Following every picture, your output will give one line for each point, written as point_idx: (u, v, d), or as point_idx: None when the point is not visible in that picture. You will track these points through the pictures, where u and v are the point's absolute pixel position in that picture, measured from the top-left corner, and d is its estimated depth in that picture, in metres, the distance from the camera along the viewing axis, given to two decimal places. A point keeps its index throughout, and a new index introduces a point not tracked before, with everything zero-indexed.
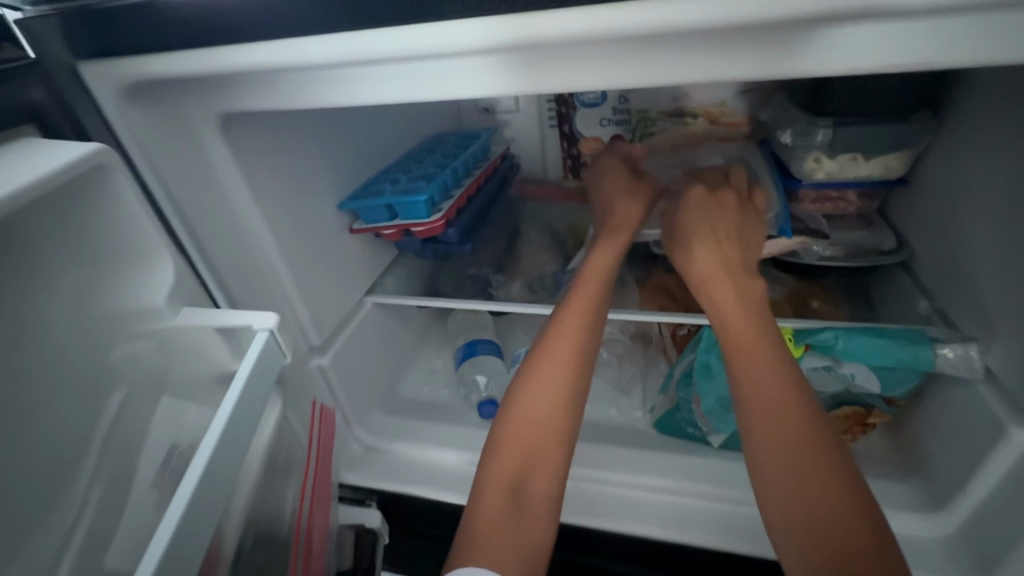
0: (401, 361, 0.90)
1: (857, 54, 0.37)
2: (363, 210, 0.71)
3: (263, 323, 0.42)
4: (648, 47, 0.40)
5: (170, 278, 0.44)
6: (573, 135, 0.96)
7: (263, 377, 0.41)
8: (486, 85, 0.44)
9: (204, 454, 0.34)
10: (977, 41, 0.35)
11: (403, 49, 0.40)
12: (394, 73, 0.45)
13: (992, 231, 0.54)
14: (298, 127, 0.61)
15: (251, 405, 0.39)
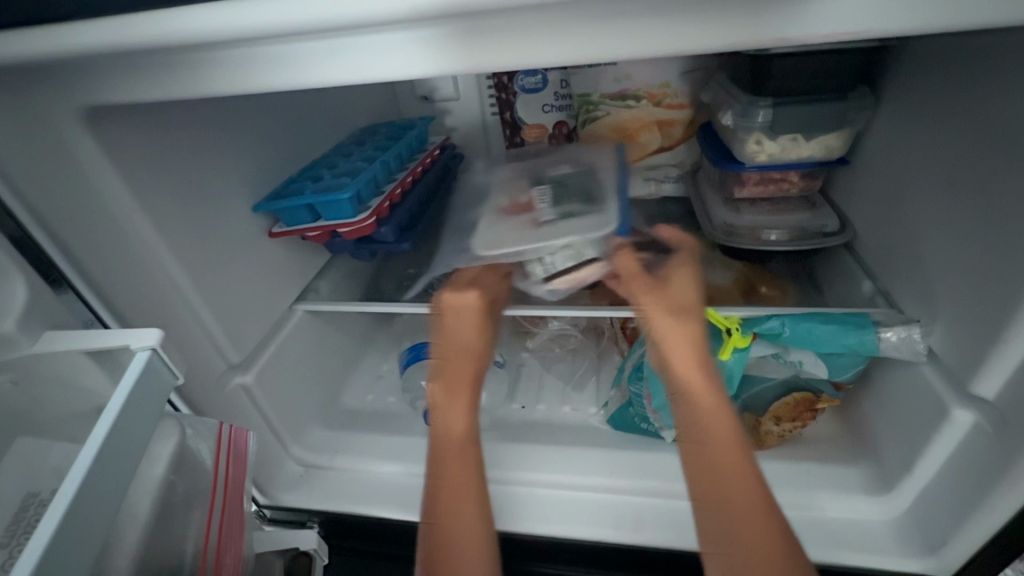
0: (342, 369, 0.84)
1: (792, 19, 0.35)
2: (281, 211, 0.64)
3: (146, 341, 0.37)
4: (586, 13, 0.36)
5: (19, 300, 0.39)
6: (514, 122, 0.92)
7: (147, 405, 0.35)
8: (412, 65, 0.39)
9: (65, 496, 0.29)
10: (900, 8, 0.33)
11: (302, 23, 0.34)
12: (306, 52, 0.39)
13: (936, 208, 0.52)
14: (190, 120, 0.54)
15: (132, 443, 0.33)
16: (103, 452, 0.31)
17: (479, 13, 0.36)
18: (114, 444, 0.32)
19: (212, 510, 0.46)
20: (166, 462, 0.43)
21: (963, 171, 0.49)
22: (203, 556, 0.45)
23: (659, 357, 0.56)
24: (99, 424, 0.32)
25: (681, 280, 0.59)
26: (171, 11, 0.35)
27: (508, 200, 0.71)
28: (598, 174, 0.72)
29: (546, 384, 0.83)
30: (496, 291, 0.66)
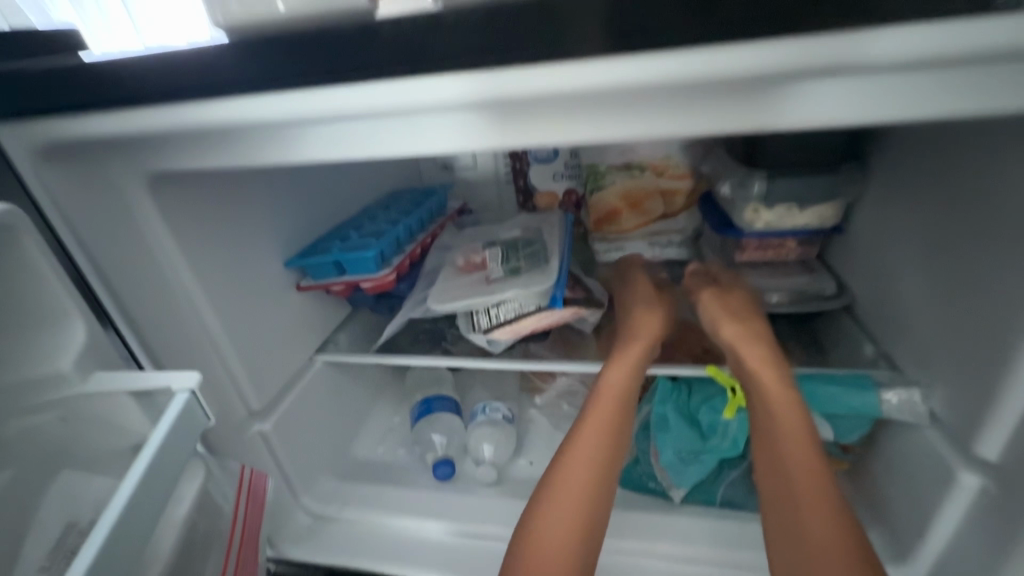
0: (354, 421, 0.86)
1: (812, 105, 0.37)
2: (310, 266, 0.69)
3: (185, 383, 0.40)
4: (607, 104, 0.40)
5: (78, 343, 0.43)
6: (528, 189, 0.99)
7: (180, 442, 0.38)
8: (458, 139, 0.43)
9: (107, 525, 0.32)
10: (903, 99, 0.35)
11: (348, 111, 0.40)
12: (354, 128, 0.44)
13: (927, 274, 0.55)
14: (235, 185, 0.60)
15: (164, 477, 0.36)
16: (141, 483, 0.34)
17: (516, 105, 0.40)
18: (150, 478, 0.35)
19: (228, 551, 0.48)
20: (188, 503, 0.45)
21: (947, 241, 0.52)
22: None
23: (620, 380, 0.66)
24: (138, 457, 0.35)
25: (741, 309, 0.64)
26: (231, 100, 0.41)
27: (461, 257, 0.76)
28: (542, 237, 0.78)
29: (555, 440, 0.84)
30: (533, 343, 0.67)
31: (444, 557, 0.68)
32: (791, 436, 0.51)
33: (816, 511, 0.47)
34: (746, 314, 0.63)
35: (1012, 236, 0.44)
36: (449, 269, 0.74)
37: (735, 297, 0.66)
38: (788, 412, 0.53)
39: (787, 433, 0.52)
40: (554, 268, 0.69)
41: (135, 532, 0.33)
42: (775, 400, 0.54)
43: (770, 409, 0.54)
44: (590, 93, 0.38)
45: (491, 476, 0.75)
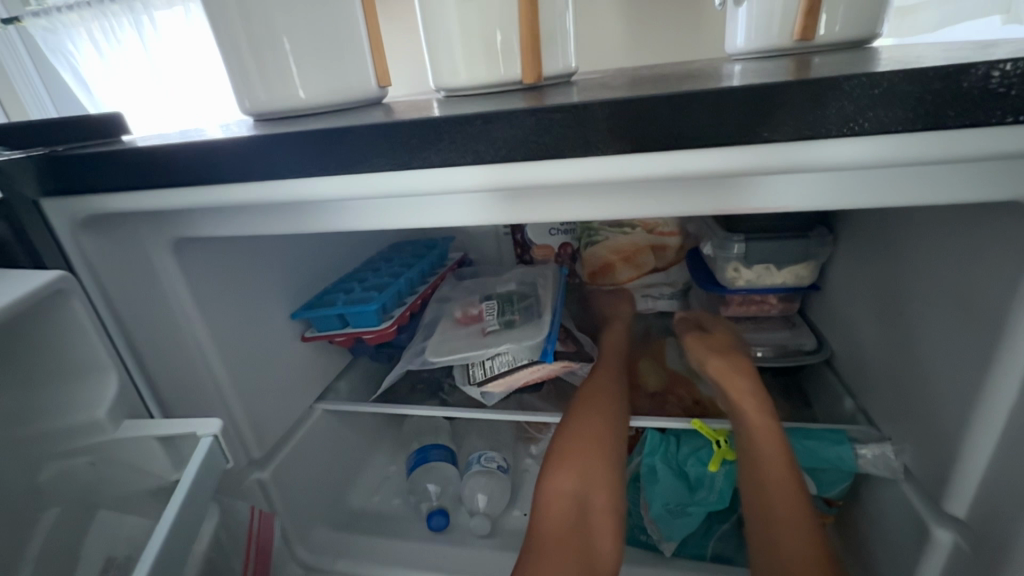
0: (351, 469, 0.88)
1: (787, 194, 0.40)
2: (316, 318, 0.73)
3: (209, 428, 0.44)
4: (609, 191, 0.42)
5: (112, 388, 0.48)
6: (525, 243, 1.04)
7: (203, 486, 0.41)
8: (481, 217, 0.46)
9: (149, 558, 0.34)
10: (869, 190, 0.38)
11: (359, 192, 0.44)
12: (365, 206, 0.48)
13: (891, 334, 0.59)
14: (249, 244, 0.65)
15: (191, 518, 0.38)
16: (174, 524, 0.36)
17: (526, 189, 0.42)
18: (179, 519, 0.37)
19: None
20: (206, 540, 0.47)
21: (903, 305, 0.56)
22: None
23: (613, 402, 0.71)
24: (172, 499, 0.37)
25: (723, 343, 0.71)
26: (251, 182, 0.45)
27: (459, 310, 0.79)
28: (536, 291, 0.82)
29: None
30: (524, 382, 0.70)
31: None
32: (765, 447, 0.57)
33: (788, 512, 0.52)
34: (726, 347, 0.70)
35: (951, 305, 0.48)
36: (448, 321, 0.78)
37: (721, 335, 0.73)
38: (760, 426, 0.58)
39: (765, 450, 0.56)
40: (546, 322, 0.72)
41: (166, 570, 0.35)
42: (753, 419, 0.59)
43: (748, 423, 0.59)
44: (605, 181, 0.40)
45: (485, 527, 0.76)
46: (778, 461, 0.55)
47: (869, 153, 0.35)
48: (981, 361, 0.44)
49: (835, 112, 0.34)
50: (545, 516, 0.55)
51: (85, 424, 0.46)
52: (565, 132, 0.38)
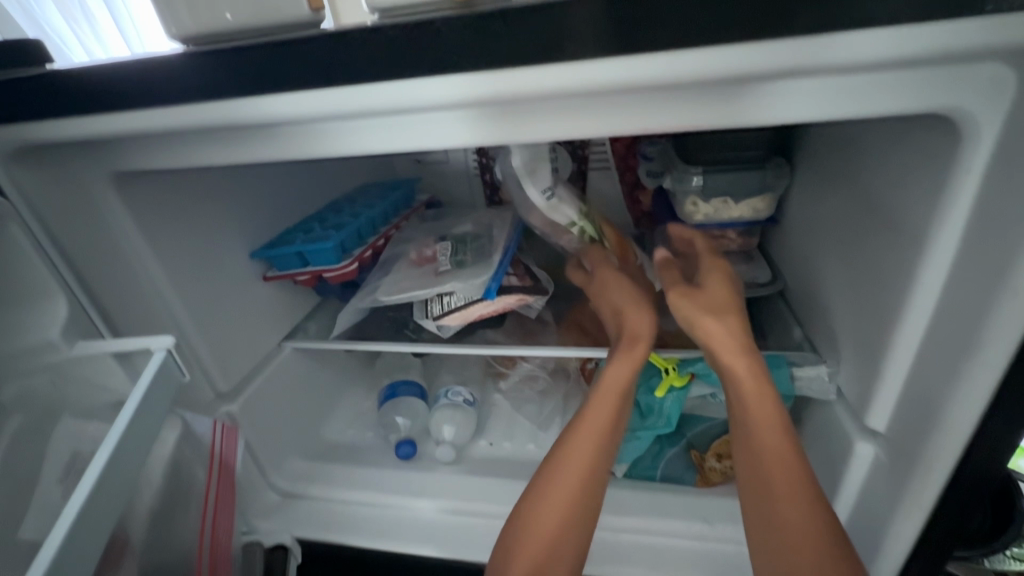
0: (325, 405, 0.91)
1: (793, 105, 0.39)
2: (275, 258, 0.74)
3: (162, 343, 0.43)
4: (582, 106, 0.42)
5: (62, 314, 0.48)
6: (494, 183, 1.03)
7: (162, 394, 0.41)
8: (460, 135, 0.45)
9: (103, 456, 0.34)
10: (852, 99, 0.38)
11: (290, 114, 0.44)
12: (298, 133, 0.48)
13: (834, 263, 0.60)
14: (199, 179, 0.64)
15: (151, 422, 0.39)
16: (131, 424, 0.37)
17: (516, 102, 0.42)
18: (138, 420, 0.38)
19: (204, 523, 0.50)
20: (172, 446, 0.49)
21: (846, 231, 0.57)
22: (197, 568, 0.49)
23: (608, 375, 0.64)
24: (125, 404, 0.37)
25: (721, 304, 0.58)
26: (180, 105, 0.45)
27: (414, 251, 0.80)
28: (492, 231, 0.82)
29: (515, 423, 0.90)
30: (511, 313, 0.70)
31: (407, 530, 0.73)
32: (767, 451, 0.50)
33: (788, 525, 0.47)
34: (722, 311, 0.57)
35: (882, 227, 0.50)
36: (405, 262, 0.78)
37: (718, 289, 0.60)
38: (765, 425, 0.51)
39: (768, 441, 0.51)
40: (494, 262, 0.73)
41: (127, 468, 0.36)
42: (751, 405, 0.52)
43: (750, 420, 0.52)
44: (576, 92, 0.40)
45: (450, 455, 0.80)
46: (777, 451, 0.50)
47: (787, 58, 0.35)
48: (901, 280, 0.46)
49: (856, 5, 0.32)
50: (521, 543, 0.52)
51: (37, 345, 0.46)
52: (500, 44, 0.38)
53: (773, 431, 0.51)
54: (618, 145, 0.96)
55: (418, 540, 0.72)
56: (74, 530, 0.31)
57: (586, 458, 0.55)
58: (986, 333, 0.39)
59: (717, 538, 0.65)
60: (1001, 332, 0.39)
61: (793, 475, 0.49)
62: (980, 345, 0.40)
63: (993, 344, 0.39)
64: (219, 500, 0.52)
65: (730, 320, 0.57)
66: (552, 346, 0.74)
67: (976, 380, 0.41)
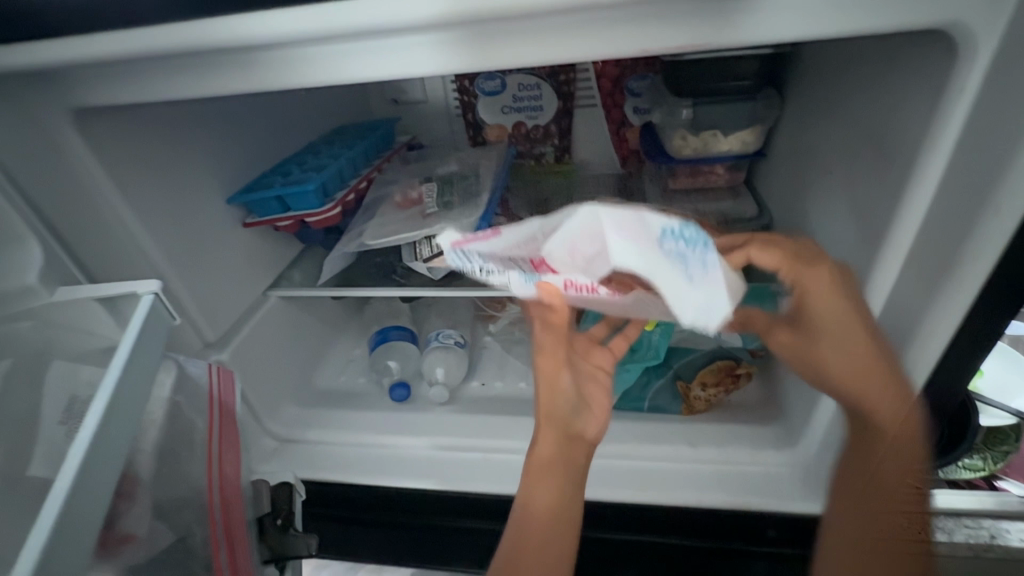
0: (315, 352, 0.91)
1: (783, 22, 0.38)
2: (254, 203, 0.71)
3: (148, 287, 0.42)
4: (557, 27, 0.40)
5: (37, 259, 0.47)
6: (477, 122, 1.00)
7: (153, 338, 0.41)
8: (430, 63, 0.43)
9: (102, 399, 0.35)
10: (844, 15, 0.37)
11: (257, 41, 0.41)
12: (267, 62, 0.45)
13: (817, 198, 0.61)
14: (165, 118, 0.61)
15: (146, 365, 0.39)
16: (126, 368, 0.37)
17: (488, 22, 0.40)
18: (133, 363, 0.38)
19: (210, 463, 0.50)
20: (169, 388, 0.50)
21: (831, 165, 0.58)
22: (210, 510, 0.49)
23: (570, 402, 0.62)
24: (118, 349, 0.37)
25: (853, 339, 0.51)
26: (136, 31, 0.41)
27: (399, 194, 0.78)
28: (478, 171, 0.81)
29: (506, 363, 0.92)
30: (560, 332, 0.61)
31: (404, 467, 0.75)
32: (892, 454, 0.55)
33: (897, 493, 0.56)
34: (844, 354, 0.52)
35: (870, 154, 0.50)
36: (389, 205, 0.77)
37: (838, 321, 0.51)
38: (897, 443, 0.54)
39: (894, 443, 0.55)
40: (482, 202, 0.71)
41: (127, 410, 0.36)
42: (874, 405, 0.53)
43: (878, 423, 0.53)
44: (555, 11, 0.38)
45: (444, 395, 0.82)
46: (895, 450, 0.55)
47: None
48: (881, 212, 0.48)
49: None
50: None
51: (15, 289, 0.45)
52: None
53: (905, 448, 0.54)
54: (603, 80, 0.93)
55: (415, 475, 0.74)
56: (81, 468, 0.32)
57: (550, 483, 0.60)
58: (957, 268, 0.43)
59: (702, 457, 0.71)
60: (971, 270, 0.42)
61: (902, 474, 0.56)
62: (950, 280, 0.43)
63: (964, 278, 0.43)
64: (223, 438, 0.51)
65: (871, 357, 0.51)
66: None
67: (945, 313, 0.45)
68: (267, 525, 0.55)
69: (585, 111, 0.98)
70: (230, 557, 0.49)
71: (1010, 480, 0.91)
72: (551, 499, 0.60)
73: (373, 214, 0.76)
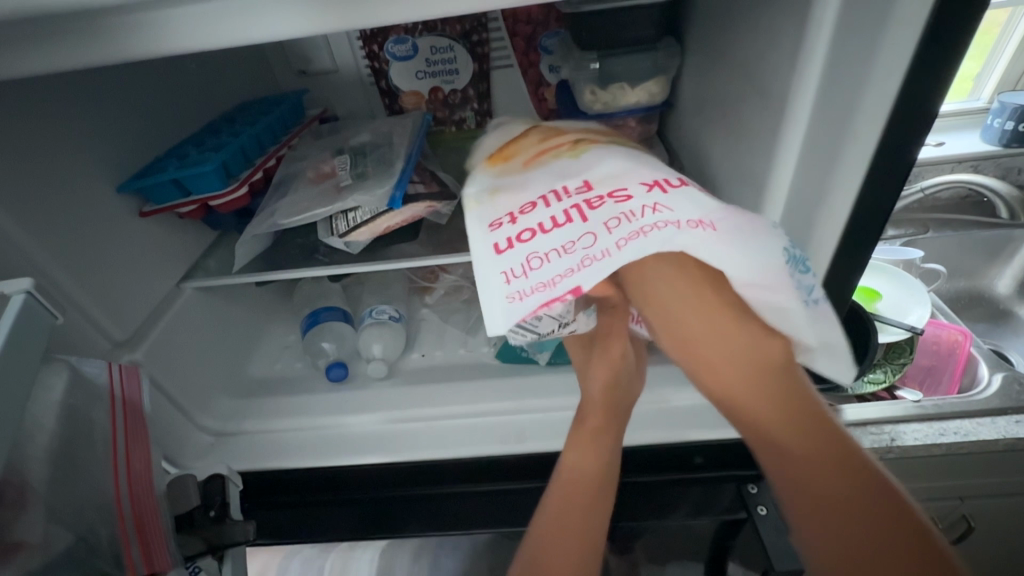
0: (246, 342, 0.88)
1: None
2: (148, 190, 0.66)
3: (19, 286, 0.39)
4: None
5: None
6: (391, 90, 0.96)
7: (27, 341, 0.39)
8: (298, 26, 0.44)
9: None
10: None
11: None
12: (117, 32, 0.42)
13: (717, 144, 0.64)
14: (27, 99, 0.55)
15: (20, 369, 0.37)
16: None
17: None
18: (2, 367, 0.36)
19: (117, 461, 0.50)
20: (61, 391, 0.47)
21: (725, 109, 0.61)
22: (117, 507, 0.49)
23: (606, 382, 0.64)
24: None
25: (772, 372, 0.45)
26: None
27: (311, 169, 0.75)
28: (392, 140, 0.78)
29: (445, 333, 0.92)
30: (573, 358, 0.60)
31: (348, 445, 0.75)
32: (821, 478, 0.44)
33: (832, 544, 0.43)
34: (722, 348, 0.46)
35: (754, 96, 0.53)
36: (301, 181, 0.73)
37: (661, 281, 0.48)
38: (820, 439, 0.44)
39: (802, 474, 0.44)
40: (397, 170, 0.70)
41: None
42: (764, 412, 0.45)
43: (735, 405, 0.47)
44: None
45: (383, 370, 0.81)
46: (823, 473, 0.43)
47: None
48: (766, 150, 0.51)
49: None
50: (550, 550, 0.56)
51: None
52: None
53: (765, 403, 0.45)
54: (516, 39, 0.92)
55: (361, 450, 0.74)
56: None
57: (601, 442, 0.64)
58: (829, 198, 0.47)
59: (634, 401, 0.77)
60: (834, 210, 0.48)
61: (850, 528, 0.42)
62: (824, 215, 0.49)
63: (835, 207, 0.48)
64: (131, 432, 0.51)
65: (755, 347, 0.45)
66: (468, 250, 0.75)
67: (822, 246, 0.51)
68: (198, 519, 0.55)
69: (501, 72, 0.96)
70: (143, 547, 0.50)
71: (906, 389, 1.02)
72: (592, 479, 0.59)
73: (286, 192, 0.73)
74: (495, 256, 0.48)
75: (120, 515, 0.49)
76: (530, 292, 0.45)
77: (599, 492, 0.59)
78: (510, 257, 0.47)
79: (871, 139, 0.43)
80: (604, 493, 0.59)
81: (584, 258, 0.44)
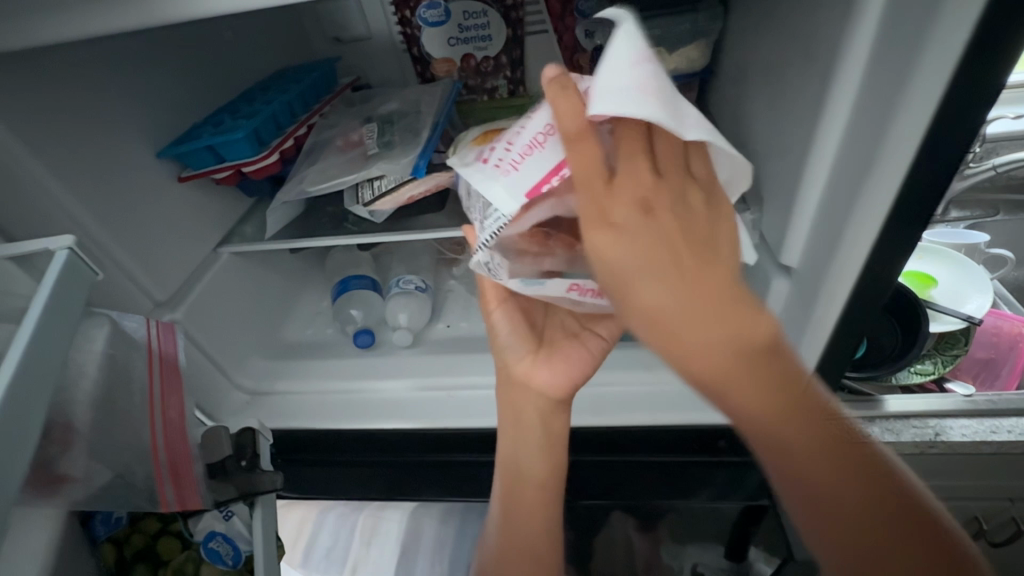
0: (280, 306, 0.91)
1: None
2: (185, 155, 0.68)
3: (62, 242, 0.42)
4: None
5: None
6: (423, 58, 0.94)
7: (69, 295, 0.41)
8: None
9: (12, 357, 0.36)
10: None
11: None
12: None
13: (759, 114, 0.61)
14: (72, 65, 0.57)
15: (63, 321, 0.40)
16: (40, 324, 0.38)
17: None
18: (45, 319, 0.38)
19: (153, 409, 0.53)
20: (102, 342, 0.51)
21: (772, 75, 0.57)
22: (153, 452, 0.53)
23: (513, 418, 0.64)
24: (27, 307, 0.38)
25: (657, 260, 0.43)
26: None
27: (341, 137, 0.75)
28: (420, 108, 0.78)
29: (470, 304, 0.92)
30: (520, 397, 0.64)
31: (373, 409, 0.77)
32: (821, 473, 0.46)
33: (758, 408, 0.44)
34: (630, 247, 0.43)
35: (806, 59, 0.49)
36: (331, 149, 0.74)
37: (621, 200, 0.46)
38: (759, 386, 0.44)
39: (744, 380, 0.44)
40: (423, 139, 0.69)
41: (41, 364, 0.37)
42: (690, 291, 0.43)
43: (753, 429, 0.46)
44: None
45: (407, 339, 0.83)
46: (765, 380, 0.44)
47: None
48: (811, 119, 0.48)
49: None
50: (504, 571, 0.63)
51: None
52: None
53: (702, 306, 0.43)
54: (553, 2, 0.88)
55: (387, 415, 0.76)
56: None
57: (536, 473, 0.63)
58: (874, 173, 0.44)
59: (657, 381, 0.76)
60: (881, 184, 0.44)
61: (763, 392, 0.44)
62: (869, 186, 0.45)
63: (882, 184, 0.44)
64: (167, 385, 0.54)
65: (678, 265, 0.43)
66: None
67: (866, 220, 0.46)
68: (230, 467, 0.56)
69: (535, 38, 0.94)
70: (175, 488, 0.53)
71: (957, 381, 0.96)
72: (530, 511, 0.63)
73: (315, 160, 0.74)
74: (481, 163, 0.51)
75: (155, 458, 0.53)
76: (521, 168, 0.47)
77: (539, 518, 0.63)
78: (494, 156, 0.50)
79: (923, 114, 0.39)
80: (545, 525, 0.63)
81: (570, 132, 0.47)
